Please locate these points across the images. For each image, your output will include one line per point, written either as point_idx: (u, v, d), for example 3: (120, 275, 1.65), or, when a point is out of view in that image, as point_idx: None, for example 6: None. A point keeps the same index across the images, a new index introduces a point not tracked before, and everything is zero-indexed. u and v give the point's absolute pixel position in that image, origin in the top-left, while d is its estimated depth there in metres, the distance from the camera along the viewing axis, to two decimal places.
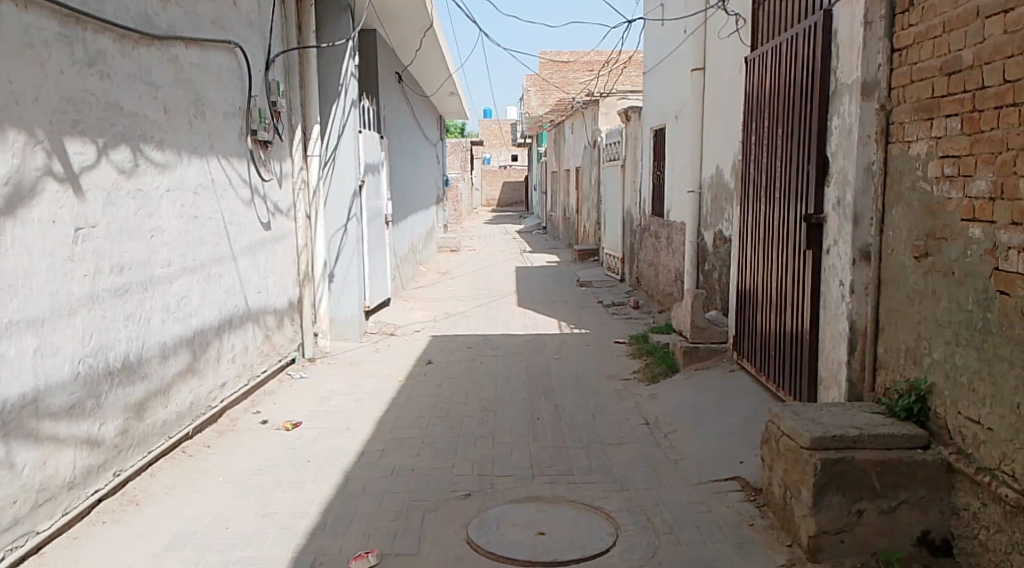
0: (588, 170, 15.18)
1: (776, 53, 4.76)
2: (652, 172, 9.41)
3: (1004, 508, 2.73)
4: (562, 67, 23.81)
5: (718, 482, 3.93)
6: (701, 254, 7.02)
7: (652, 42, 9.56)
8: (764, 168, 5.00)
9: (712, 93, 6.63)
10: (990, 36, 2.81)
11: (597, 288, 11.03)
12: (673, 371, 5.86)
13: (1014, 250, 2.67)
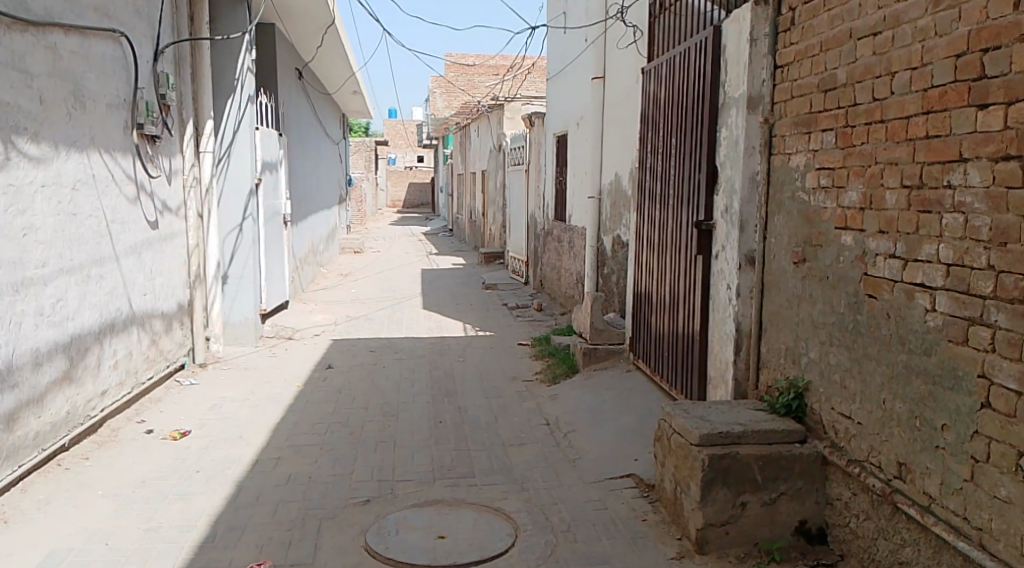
0: (494, 173, 15.30)
1: (669, 66, 4.94)
2: (554, 177, 9.57)
3: (872, 497, 2.97)
4: (468, 70, 23.84)
5: (614, 480, 4.03)
6: (600, 258, 7.21)
7: (554, 50, 9.75)
8: (658, 176, 5.18)
9: (612, 101, 6.81)
10: (861, 57, 3.03)
11: (501, 290, 11.12)
12: (573, 373, 5.97)
13: (882, 257, 2.91)
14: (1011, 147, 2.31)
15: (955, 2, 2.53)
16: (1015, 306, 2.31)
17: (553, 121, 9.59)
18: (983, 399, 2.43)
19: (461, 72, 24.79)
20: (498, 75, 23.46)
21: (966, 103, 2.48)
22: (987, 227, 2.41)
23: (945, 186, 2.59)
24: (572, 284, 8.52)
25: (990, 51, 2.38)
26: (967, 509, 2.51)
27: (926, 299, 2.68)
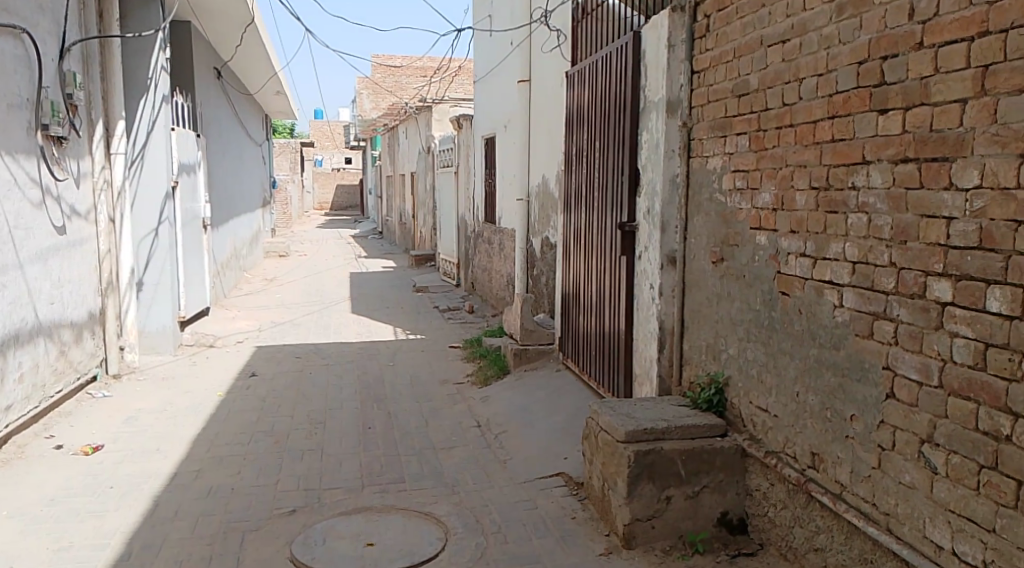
0: (423, 175, 15.22)
1: (592, 69, 5.02)
2: (483, 179, 9.59)
3: (788, 486, 3.10)
4: (395, 71, 23.60)
5: (543, 480, 4.06)
6: (530, 259, 7.27)
7: (480, 52, 9.78)
8: (584, 178, 5.25)
9: (538, 104, 6.87)
10: (771, 63, 3.15)
11: (432, 293, 11.06)
12: (504, 374, 5.99)
13: (793, 255, 3.04)
14: (909, 149, 2.45)
15: (855, 12, 2.66)
16: (915, 301, 2.46)
17: (481, 123, 9.60)
18: (888, 390, 2.58)
19: (387, 74, 24.55)
20: (425, 76, 23.32)
21: (868, 108, 2.62)
22: (889, 226, 2.55)
23: (850, 187, 2.72)
24: (503, 285, 8.56)
25: (889, 59, 2.52)
26: (876, 495, 2.65)
27: (835, 295, 2.82)
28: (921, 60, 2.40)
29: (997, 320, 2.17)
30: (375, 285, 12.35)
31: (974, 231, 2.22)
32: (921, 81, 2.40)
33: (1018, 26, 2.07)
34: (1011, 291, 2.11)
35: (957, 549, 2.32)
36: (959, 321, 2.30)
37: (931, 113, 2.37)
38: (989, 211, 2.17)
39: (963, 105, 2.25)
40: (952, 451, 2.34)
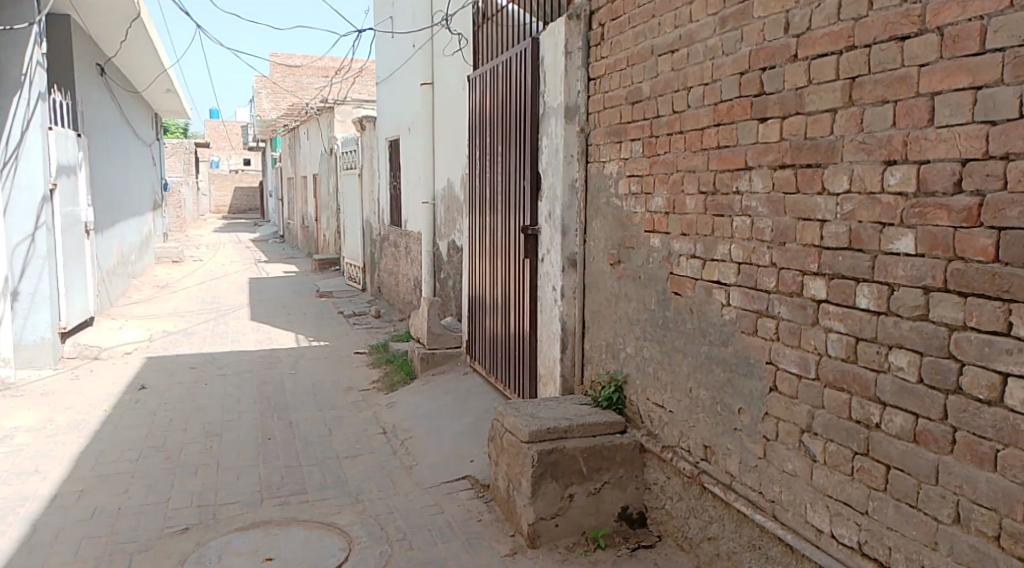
0: (325, 177, 14.91)
1: (493, 75, 5.07)
2: (388, 182, 9.48)
3: (683, 479, 3.23)
4: (295, 71, 22.99)
5: (449, 484, 4.05)
6: (435, 262, 7.25)
7: (382, 54, 9.68)
8: (487, 183, 5.28)
9: (442, 107, 6.87)
10: (661, 71, 3.27)
11: (336, 298, 10.84)
12: (410, 379, 5.94)
13: (684, 257, 3.17)
14: (786, 156, 2.61)
15: (737, 24, 2.81)
16: (794, 298, 2.63)
17: (384, 126, 9.49)
18: (772, 383, 2.74)
19: (286, 73, 23.85)
20: (326, 76, 22.84)
21: (749, 116, 2.77)
22: (770, 228, 2.71)
23: (735, 192, 2.87)
24: (410, 289, 8.49)
25: (767, 70, 2.68)
26: (762, 484, 2.81)
27: (722, 295, 2.97)
28: (796, 71, 2.55)
29: (866, 315, 2.36)
30: (276, 291, 11.97)
31: (844, 233, 2.41)
32: (796, 91, 2.56)
33: (880, 42, 2.25)
34: (878, 289, 2.30)
35: (835, 532, 2.49)
36: (832, 317, 2.48)
37: (805, 122, 2.53)
38: (858, 214, 2.35)
39: (833, 114, 2.42)
40: (829, 439, 2.52)
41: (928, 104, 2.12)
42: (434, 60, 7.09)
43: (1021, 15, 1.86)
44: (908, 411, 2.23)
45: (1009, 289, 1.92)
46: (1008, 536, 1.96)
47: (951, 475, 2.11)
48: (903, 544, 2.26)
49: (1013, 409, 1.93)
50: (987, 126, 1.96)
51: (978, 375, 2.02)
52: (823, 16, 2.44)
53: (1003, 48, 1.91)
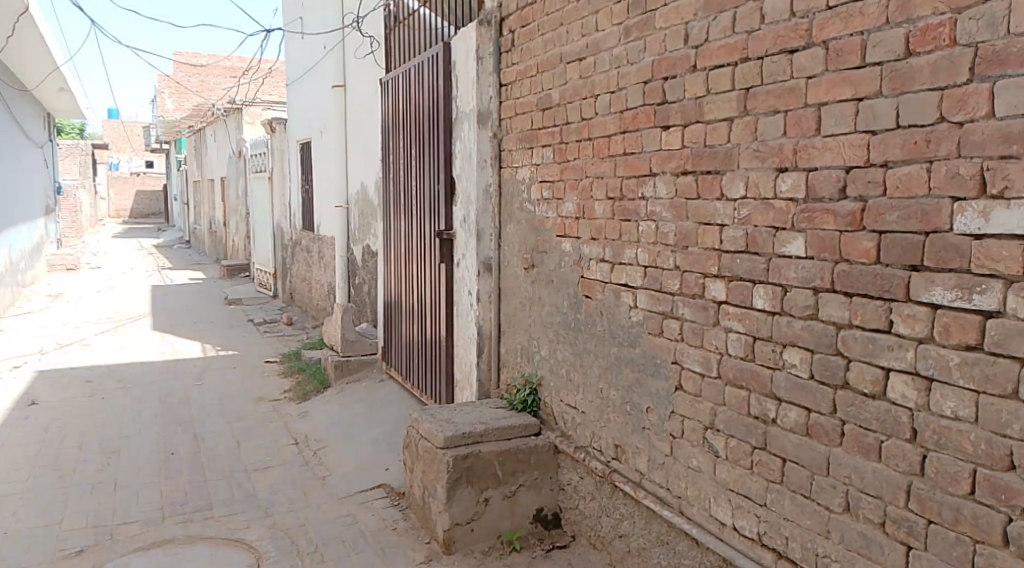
0: (234, 181, 14.44)
1: (406, 79, 5.03)
2: (300, 186, 9.27)
3: (596, 478, 3.30)
4: (201, 70, 22.18)
5: (363, 493, 3.99)
6: (350, 268, 7.15)
7: (291, 54, 9.48)
8: (401, 187, 5.23)
9: (354, 110, 6.78)
10: (570, 79, 3.33)
11: (247, 305, 10.50)
12: (323, 388, 5.82)
13: (594, 261, 3.27)
14: (687, 163, 2.73)
15: (640, 35, 2.90)
16: (696, 300, 2.75)
17: (295, 128, 9.28)
18: (677, 382, 2.86)
19: (192, 72, 22.97)
20: (235, 76, 22.15)
21: (653, 124, 2.88)
22: (674, 232, 2.83)
23: (641, 197, 2.98)
24: (325, 296, 8.33)
25: (669, 79, 2.79)
26: (669, 480, 2.90)
27: (630, 297, 3.08)
28: (695, 81, 2.67)
29: (762, 315, 2.48)
30: (181, 299, 11.48)
31: (741, 237, 2.53)
32: (696, 100, 2.68)
33: (772, 55, 2.38)
34: (772, 291, 2.43)
35: (737, 524, 2.60)
36: (731, 317, 2.60)
37: (704, 130, 2.65)
38: (754, 219, 2.48)
39: (730, 123, 2.55)
40: (730, 435, 2.63)
41: (815, 114, 2.25)
42: (345, 62, 7.00)
43: (895, 32, 2.01)
44: (801, 405, 2.36)
45: (889, 288, 2.06)
46: (892, 522, 2.10)
47: (840, 466, 2.24)
48: (798, 533, 2.38)
49: (895, 401, 2.07)
50: (867, 135, 2.10)
51: (863, 370, 2.16)
52: (719, 29, 2.56)
53: (881, 62, 2.05)
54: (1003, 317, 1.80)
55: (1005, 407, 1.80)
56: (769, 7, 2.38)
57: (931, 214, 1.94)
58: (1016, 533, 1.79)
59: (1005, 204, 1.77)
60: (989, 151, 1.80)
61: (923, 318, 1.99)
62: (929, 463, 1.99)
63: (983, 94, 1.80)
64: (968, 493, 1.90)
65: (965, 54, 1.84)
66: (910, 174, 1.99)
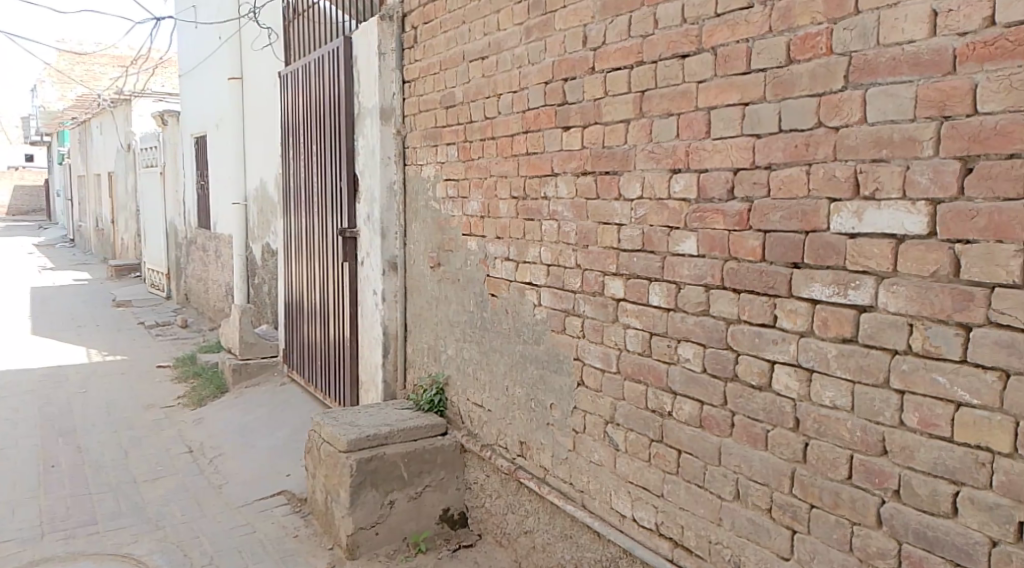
0: (123, 176, 13.67)
1: (305, 73, 4.90)
2: (195, 182, 8.87)
3: (502, 476, 3.31)
4: (87, 58, 20.87)
5: (263, 500, 3.86)
6: (250, 267, 6.94)
7: (184, 44, 9.06)
8: (302, 184, 5.09)
9: (253, 104, 6.56)
10: (472, 77, 3.33)
11: (137, 308, 9.96)
12: (220, 393, 5.59)
13: (499, 259, 3.28)
14: (588, 164, 2.78)
15: (540, 36, 2.93)
16: (597, 297, 2.80)
17: (189, 121, 8.87)
18: (579, 378, 2.91)
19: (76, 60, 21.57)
20: (124, 65, 20.96)
21: (554, 124, 2.91)
22: (575, 232, 2.87)
23: (544, 197, 3.01)
24: (223, 296, 8.00)
25: (569, 81, 2.83)
26: (572, 475, 2.95)
27: (534, 295, 3.10)
28: (594, 83, 2.72)
29: (658, 312, 2.56)
30: (63, 301, 10.76)
31: (638, 236, 2.60)
32: (595, 101, 2.73)
33: (665, 59, 2.45)
34: (667, 288, 2.51)
35: (637, 516, 2.67)
36: (630, 314, 2.67)
37: (603, 132, 2.71)
38: (650, 218, 2.55)
39: (626, 125, 2.61)
40: (629, 428, 2.70)
41: (705, 117, 2.33)
42: (242, 54, 6.77)
43: (778, 40, 2.10)
44: (695, 398, 2.44)
45: (773, 285, 2.16)
46: (778, 507, 2.20)
47: (731, 456, 2.33)
48: (693, 522, 2.47)
49: (779, 393, 2.18)
50: (753, 139, 2.19)
51: (751, 363, 2.25)
52: (616, 32, 2.62)
53: (765, 69, 2.14)
54: (874, 310, 1.91)
55: (877, 396, 1.92)
56: (662, 12, 2.44)
57: (811, 214, 2.05)
58: (888, 513, 1.91)
59: (876, 205, 1.89)
60: (862, 154, 1.91)
61: (804, 313, 2.09)
62: (811, 450, 2.09)
63: (857, 100, 1.91)
64: (846, 477, 2.01)
65: (840, 62, 1.95)
66: (792, 176, 2.09)
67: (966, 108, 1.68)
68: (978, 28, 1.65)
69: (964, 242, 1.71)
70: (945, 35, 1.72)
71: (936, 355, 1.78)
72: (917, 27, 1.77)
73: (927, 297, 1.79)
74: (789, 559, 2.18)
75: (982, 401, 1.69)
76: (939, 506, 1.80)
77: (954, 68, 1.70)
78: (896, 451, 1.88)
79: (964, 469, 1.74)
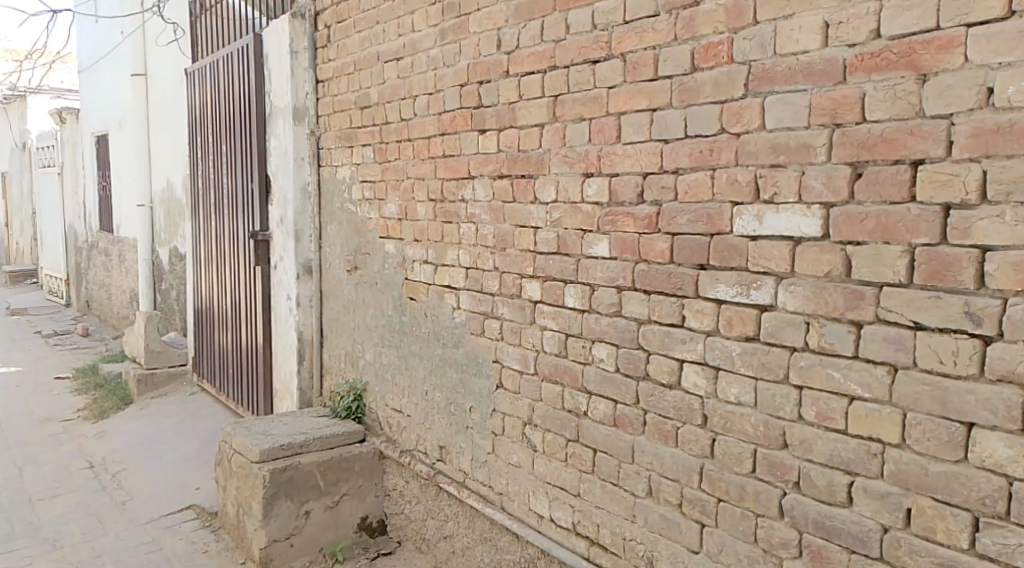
0: (18, 176, 12.88)
1: (214, 71, 4.74)
2: (97, 183, 8.44)
3: (422, 481, 3.28)
4: None
5: (170, 515, 3.70)
6: (157, 272, 6.70)
7: (84, 39, 8.63)
8: (211, 186, 4.92)
9: (159, 102, 6.32)
10: (388, 78, 3.29)
11: (34, 316, 9.40)
12: (125, 405, 5.33)
13: (417, 263, 3.25)
14: (503, 167, 2.79)
15: (455, 38, 2.93)
16: (515, 300, 2.81)
17: (90, 119, 8.43)
18: (498, 381, 2.91)
19: None
20: (19, 60, 19.76)
21: (470, 127, 2.91)
22: (492, 234, 2.87)
23: (460, 200, 3.00)
24: (127, 303, 7.65)
25: (484, 83, 2.83)
26: (491, 478, 2.95)
27: (452, 299, 3.09)
28: (508, 87, 2.74)
29: (573, 314, 2.59)
30: None
31: (553, 239, 2.62)
32: (509, 105, 2.74)
33: (577, 64, 2.48)
34: (582, 290, 2.54)
35: (554, 516, 2.70)
36: (546, 316, 2.69)
37: (518, 135, 2.72)
38: (564, 222, 2.58)
39: (541, 129, 2.63)
40: (547, 429, 2.72)
41: (616, 122, 2.37)
42: (147, 50, 6.52)
43: (683, 48, 2.16)
44: (609, 398, 2.48)
45: (681, 286, 2.22)
46: (687, 502, 2.25)
47: (643, 453, 2.38)
48: (608, 519, 2.51)
49: (688, 391, 2.23)
50: (661, 144, 2.24)
51: (661, 362, 2.31)
52: (529, 37, 2.64)
53: (671, 76, 2.20)
54: (774, 309, 1.99)
55: (778, 391, 1.99)
56: (573, 17, 2.47)
57: (715, 218, 2.11)
58: (789, 504, 1.98)
59: (774, 208, 1.96)
60: (762, 159, 1.98)
61: (710, 313, 2.16)
62: (718, 445, 2.16)
63: (756, 108, 1.98)
64: (750, 471, 2.08)
65: (740, 70, 2.02)
66: (697, 180, 2.15)
67: (855, 116, 1.77)
68: (866, 40, 1.74)
69: (855, 243, 1.79)
70: (835, 47, 1.80)
71: (831, 351, 1.86)
72: (810, 38, 1.85)
73: (822, 296, 1.87)
74: (699, 552, 2.23)
75: (872, 394, 1.78)
76: (835, 496, 1.88)
77: (845, 77, 1.79)
78: (796, 444, 1.96)
79: (858, 460, 1.82)
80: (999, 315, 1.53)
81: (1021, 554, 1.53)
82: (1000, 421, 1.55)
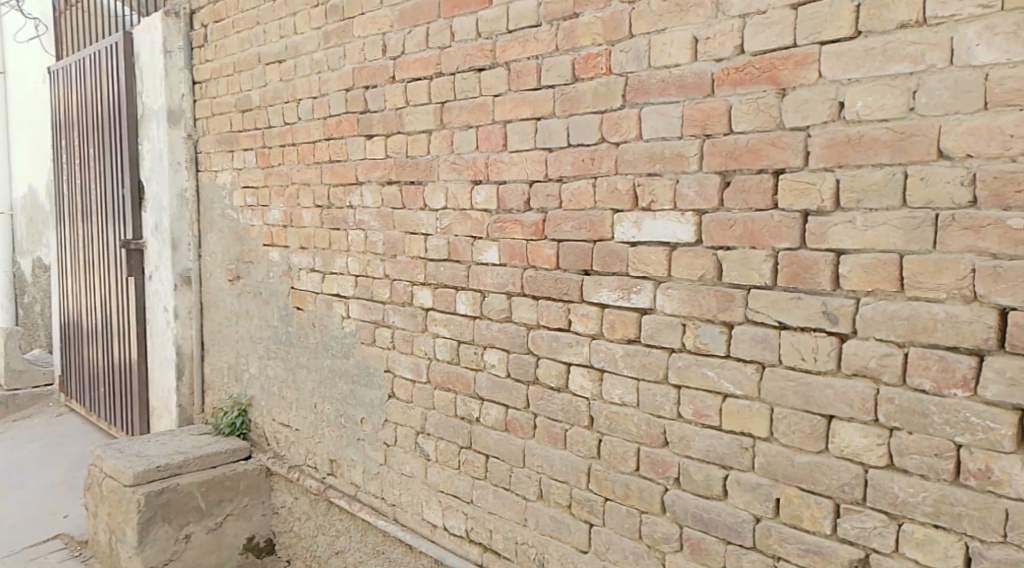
0: None
1: (79, 69, 4.45)
2: None
3: (311, 496, 3.19)
4: None
5: (34, 547, 3.43)
6: (19, 285, 6.22)
7: None
8: (77, 193, 4.61)
9: (19, 101, 5.89)
10: (269, 81, 3.19)
11: None
12: None
13: (304, 271, 3.16)
14: (391, 173, 2.76)
15: (339, 41, 2.88)
16: (405, 308, 2.78)
17: None
18: (389, 390, 2.87)
19: None
20: None
21: (356, 132, 2.86)
22: (381, 241, 2.83)
23: (347, 206, 2.94)
24: None
25: (370, 89, 2.79)
26: (383, 489, 2.90)
27: (341, 308, 3.03)
28: (394, 92, 2.71)
29: (464, 320, 2.58)
30: None
31: (444, 246, 2.61)
32: (396, 111, 2.71)
33: (461, 71, 2.49)
34: (472, 296, 2.54)
35: (447, 524, 2.68)
36: (438, 323, 2.67)
37: (405, 141, 2.70)
38: (454, 228, 2.57)
39: (428, 135, 2.62)
40: (439, 437, 2.70)
41: (502, 130, 2.39)
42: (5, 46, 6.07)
43: (563, 58, 2.21)
44: (500, 403, 2.49)
45: (567, 291, 2.26)
46: (576, 503, 2.29)
47: (533, 456, 2.40)
48: (500, 525, 2.51)
49: (575, 393, 2.27)
50: (545, 152, 2.28)
51: (549, 366, 2.34)
52: (414, 42, 2.62)
53: (553, 85, 2.24)
54: (653, 312, 2.05)
55: (658, 391, 2.06)
56: (458, 25, 2.48)
57: (597, 224, 2.16)
58: (670, 500, 2.05)
59: (652, 215, 2.03)
60: (639, 168, 2.05)
61: (594, 317, 2.20)
62: (603, 446, 2.21)
63: (633, 118, 2.05)
64: (634, 469, 2.14)
65: (618, 82, 2.08)
66: (580, 189, 2.20)
67: (723, 127, 1.86)
68: (731, 55, 1.83)
69: (724, 248, 1.88)
70: (704, 61, 1.89)
71: (705, 351, 1.94)
72: (681, 52, 1.93)
73: (696, 299, 1.95)
74: (587, 552, 2.27)
75: (743, 391, 1.87)
76: (712, 490, 1.96)
77: (713, 90, 1.87)
78: (675, 441, 2.03)
79: (732, 454, 1.91)
80: (852, 314, 1.65)
81: (876, 536, 1.65)
82: (856, 413, 1.66)
